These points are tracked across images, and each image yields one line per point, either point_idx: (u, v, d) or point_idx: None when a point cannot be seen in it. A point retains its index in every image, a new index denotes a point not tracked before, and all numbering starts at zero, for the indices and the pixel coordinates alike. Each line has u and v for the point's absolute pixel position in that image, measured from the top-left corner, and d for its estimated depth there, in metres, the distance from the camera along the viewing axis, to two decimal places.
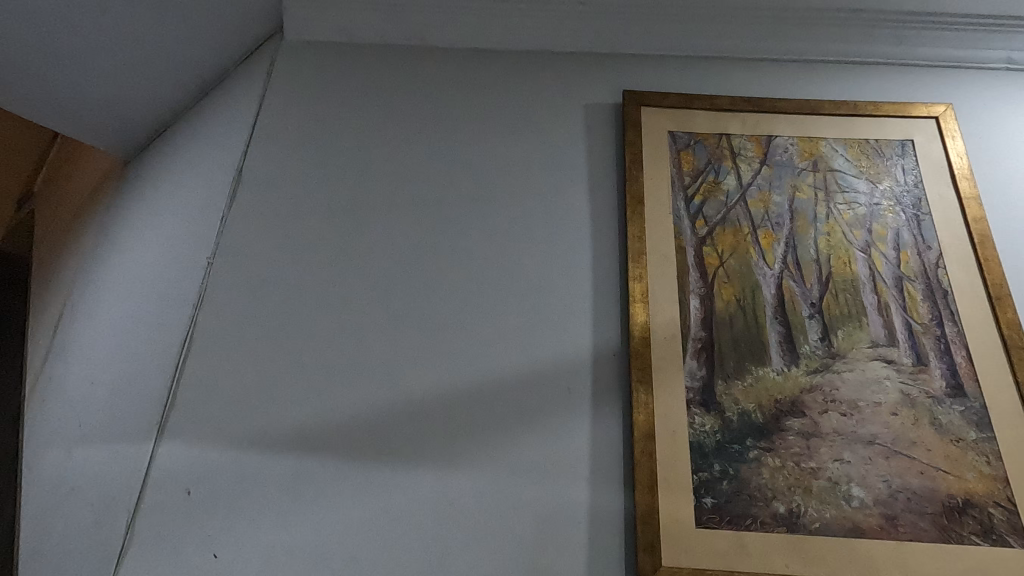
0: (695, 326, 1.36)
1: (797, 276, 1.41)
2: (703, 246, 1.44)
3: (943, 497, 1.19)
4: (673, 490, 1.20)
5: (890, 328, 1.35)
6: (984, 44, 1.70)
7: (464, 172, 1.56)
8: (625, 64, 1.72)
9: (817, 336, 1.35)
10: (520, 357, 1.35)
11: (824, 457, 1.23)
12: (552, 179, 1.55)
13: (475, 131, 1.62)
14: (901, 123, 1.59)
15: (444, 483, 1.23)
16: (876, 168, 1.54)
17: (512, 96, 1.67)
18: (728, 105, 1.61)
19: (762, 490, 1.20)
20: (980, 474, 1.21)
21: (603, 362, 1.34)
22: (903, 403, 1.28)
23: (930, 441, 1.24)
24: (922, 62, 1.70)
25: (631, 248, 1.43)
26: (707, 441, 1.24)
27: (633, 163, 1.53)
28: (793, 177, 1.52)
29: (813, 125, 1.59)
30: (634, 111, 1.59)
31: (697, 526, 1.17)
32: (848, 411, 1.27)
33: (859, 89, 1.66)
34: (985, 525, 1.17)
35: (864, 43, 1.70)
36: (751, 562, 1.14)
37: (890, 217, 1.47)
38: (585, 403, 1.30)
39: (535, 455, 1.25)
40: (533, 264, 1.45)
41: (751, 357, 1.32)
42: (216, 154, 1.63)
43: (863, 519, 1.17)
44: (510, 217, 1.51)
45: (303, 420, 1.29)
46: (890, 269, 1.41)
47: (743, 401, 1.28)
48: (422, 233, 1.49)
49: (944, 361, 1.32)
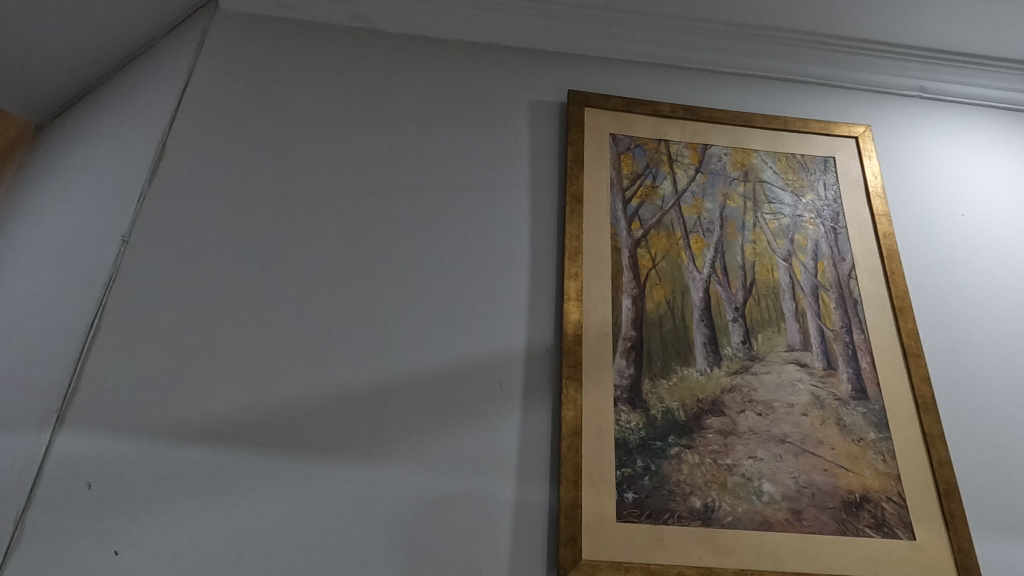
0: (626, 325, 1.39)
1: (723, 281, 1.47)
2: (637, 248, 1.48)
3: (842, 492, 1.28)
4: (597, 485, 1.23)
5: (805, 334, 1.43)
6: (902, 72, 1.81)
7: (405, 162, 1.53)
8: (572, 64, 1.74)
9: (739, 338, 1.41)
10: (453, 351, 1.34)
11: (740, 455, 1.29)
12: (494, 174, 1.55)
13: (419, 121, 1.59)
14: (825, 141, 1.69)
15: (370, 477, 1.20)
16: (801, 181, 1.62)
17: (458, 88, 1.65)
18: (668, 112, 1.65)
19: (681, 486, 1.24)
20: (876, 472, 1.30)
21: (536, 358, 1.35)
22: (813, 404, 1.36)
23: (835, 440, 1.33)
24: (847, 86, 1.81)
25: (568, 246, 1.44)
26: (632, 438, 1.28)
27: (574, 162, 1.54)
28: (724, 185, 1.58)
29: (745, 137, 1.66)
30: (578, 112, 1.61)
31: (618, 521, 1.20)
32: (763, 411, 1.34)
33: (789, 106, 1.75)
34: (879, 518, 1.26)
35: (796, 62, 1.79)
36: (667, 555, 1.18)
37: (811, 229, 1.56)
38: (517, 398, 1.31)
39: (464, 450, 1.25)
40: (471, 259, 1.44)
41: (677, 357, 1.37)
42: (139, 128, 1.53)
43: (772, 513, 1.24)
44: (450, 209, 1.49)
45: (223, 411, 1.23)
46: (808, 278, 1.49)
47: (668, 399, 1.33)
48: (360, 222, 1.45)
49: (850, 365, 1.41)
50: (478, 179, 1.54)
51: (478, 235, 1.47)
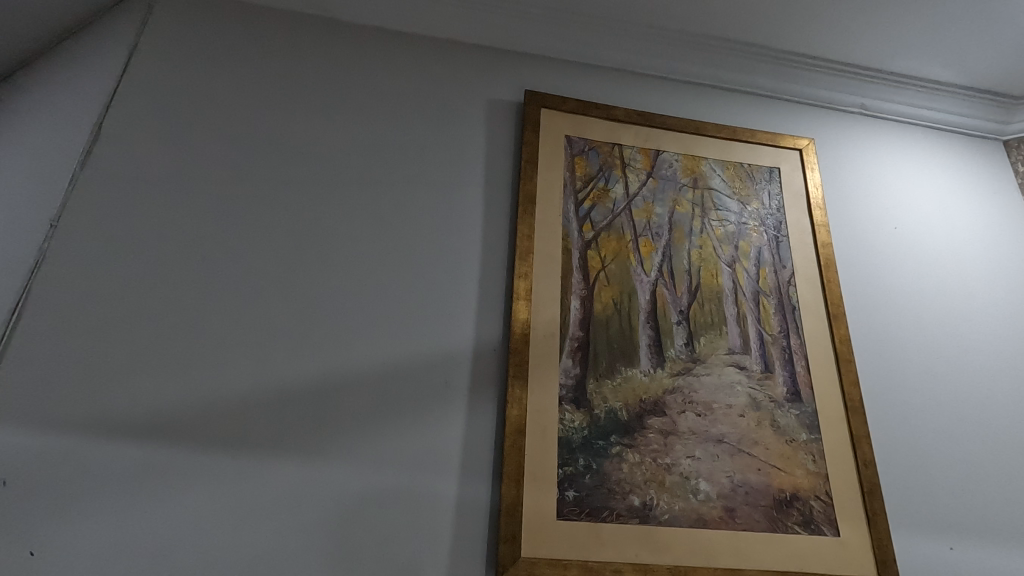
0: (573, 326, 1.41)
1: (669, 284, 1.50)
2: (587, 249, 1.50)
3: (774, 490, 1.32)
4: (539, 484, 1.24)
5: (745, 337, 1.48)
6: (846, 89, 1.89)
7: (358, 155, 1.51)
8: (530, 64, 1.74)
9: (682, 341, 1.45)
10: (399, 347, 1.33)
11: (679, 454, 1.32)
12: (448, 171, 1.54)
13: (373, 114, 1.56)
14: (772, 151, 1.74)
15: (309, 475, 1.18)
16: (747, 190, 1.67)
17: (415, 83, 1.63)
18: (623, 117, 1.68)
19: (621, 484, 1.27)
20: (806, 471, 1.36)
21: (483, 356, 1.35)
22: (750, 406, 1.41)
23: (769, 441, 1.38)
24: (793, 99, 1.87)
25: (519, 245, 1.45)
26: (575, 437, 1.29)
27: (528, 162, 1.55)
28: (674, 191, 1.62)
29: (696, 144, 1.70)
30: (534, 112, 1.62)
31: (558, 519, 1.21)
32: (702, 412, 1.38)
33: (738, 116, 1.80)
34: (807, 516, 1.31)
35: (746, 74, 1.84)
36: (604, 552, 1.20)
37: (754, 237, 1.61)
38: (462, 396, 1.30)
39: (407, 447, 1.24)
40: (422, 255, 1.43)
41: (621, 358, 1.39)
42: (74, 107, 1.46)
43: (707, 511, 1.27)
44: (402, 205, 1.47)
45: (155, 405, 1.18)
46: (750, 284, 1.54)
47: (611, 399, 1.35)
48: (308, 214, 1.42)
49: (786, 369, 1.46)
50: (432, 175, 1.52)
51: (430, 232, 1.46)
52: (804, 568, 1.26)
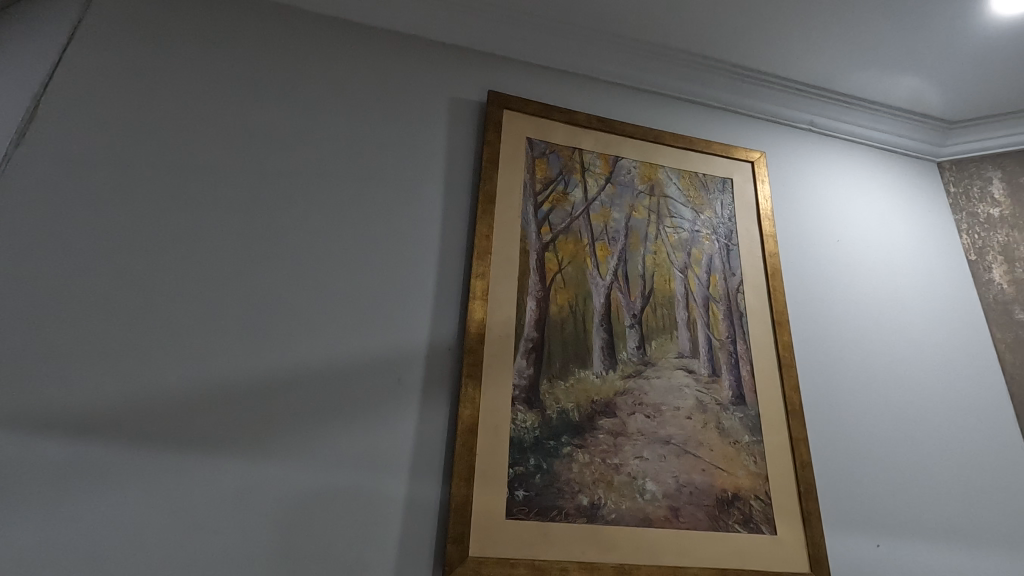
0: (528, 327, 1.42)
1: (624, 288, 1.53)
2: (545, 251, 1.51)
3: (717, 490, 1.37)
4: (489, 483, 1.24)
5: (694, 342, 1.52)
6: (796, 106, 1.97)
7: (316, 148, 1.48)
8: (494, 65, 1.75)
9: (634, 344, 1.48)
10: (352, 344, 1.31)
11: (628, 455, 1.35)
12: (408, 167, 1.53)
13: (331, 107, 1.54)
14: (726, 163, 1.80)
15: (253, 474, 1.15)
16: (701, 199, 1.72)
17: (378, 77, 1.62)
18: (584, 122, 1.70)
19: (570, 484, 1.28)
20: (748, 472, 1.41)
21: (438, 355, 1.35)
22: (696, 408, 1.45)
23: (713, 443, 1.42)
24: (748, 113, 1.94)
25: (477, 245, 1.45)
26: (526, 437, 1.30)
27: (489, 162, 1.55)
28: (631, 197, 1.65)
29: (654, 152, 1.74)
30: (496, 113, 1.63)
31: (507, 518, 1.22)
32: (651, 414, 1.41)
33: (695, 127, 1.86)
34: (747, 515, 1.36)
35: (704, 87, 1.89)
36: (552, 551, 1.21)
37: (706, 244, 1.66)
38: (415, 395, 1.30)
39: (357, 445, 1.22)
40: (379, 252, 1.42)
41: (575, 360, 1.41)
42: (10, 85, 1.38)
43: (652, 510, 1.31)
44: (360, 200, 1.46)
45: (89, 400, 1.13)
46: (701, 290, 1.59)
47: (563, 400, 1.36)
48: (262, 206, 1.38)
49: (732, 373, 1.52)
50: (391, 171, 1.51)
51: (388, 228, 1.45)
52: (743, 565, 1.30)
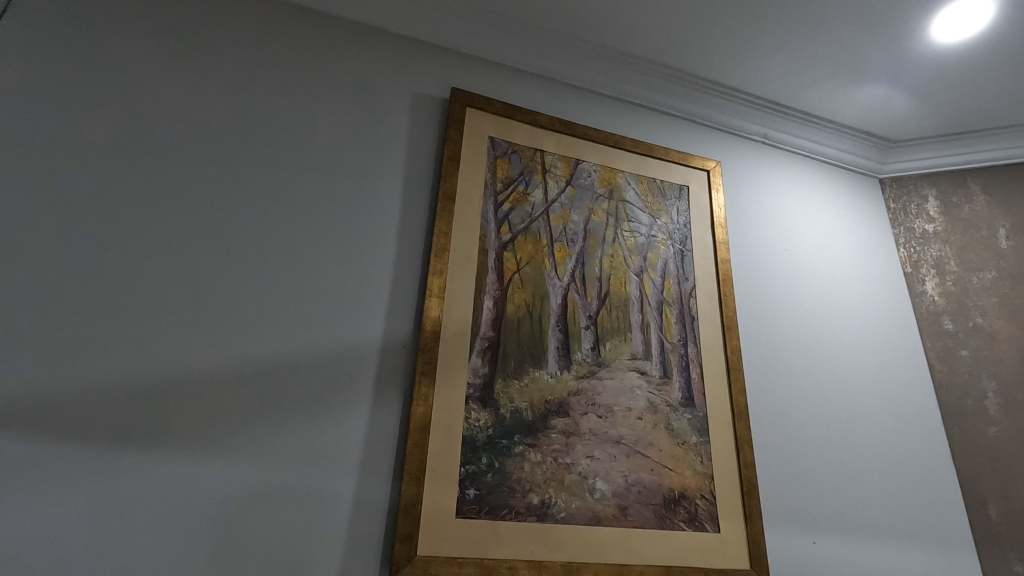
0: (485, 325, 1.42)
1: (580, 290, 1.55)
2: (503, 251, 1.51)
3: (664, 490, 1.40)
4: (440, 482, 1.23)
5: (647, 344, 1.56)
6: (751, 118, 2.03)
7: (271, 138, 1.44)
8: (458, 63, 1.74)
9: (589, 345, 1.50)
10: (303, 340, 1.28)
11: (579, 454, 1.37)
12: (367, 161, 1.50)
13: (289, 97, 1.50)
14: (683, 170, 1.85)
15: (193, 471, 1.11)
16: (658, 205, 1.76)
17: (339, 69, 1.59)
18: (546, 124, 1.71)
19: (521, 483, 1.29)
20: (694, 472, 1.45)
21: (391, 352, 1.33)
22: (647, 409, 1.48)
23: (663, 443, 1.45)
24: (705, 123, 1.99)
25: (435, 243, 1.44)
26: (479, 436, 1.30)
27: (450, 160, 1.54)
28: (591, 201, 1.68)
29: (614, 157, 1.77)
30: (459, 110, 1.62)
31: (457, 517, 1.21)
32: (603, 414, 1.43)
33: (654, 134, 1.90)
34: (692, 513, 1.40)
35: (664, 95, 1.93)
36: (501, 550, 1.21)
37: (662, 249, 1.70)
38: (367, 392, 1.28)
39: (304, 443, 1.20)
40: (334, 246, 1.39)
41: (530, 360, 1.42)
42: None
43: (601, 509, 1.33)
44: (317, 193, 1.42)
45: (16, 392, 1.07)
46: (655, 294, 1.63)
47: (517, 400, 1.37)
48: (212, 195, 1.34)
49: (683, 375, 1.56)
50: (350, 165, 1.48)
51: (344, 222, 1.42)
52: (687, 562, 1.34)
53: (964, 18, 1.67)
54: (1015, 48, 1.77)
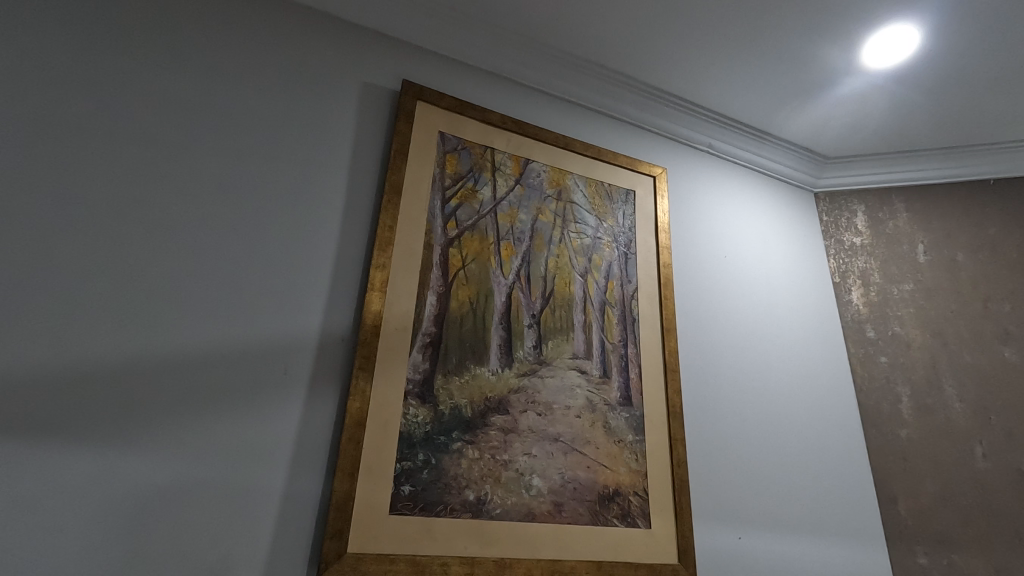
0: (427, 321, 1.41)
1: (525, 289, 1.56)
2: (449, 247, 1.51)
3: (599, 486, 1.43)
4: (374, 478, 1.22)
5: (589, 344, 1.58)
6: (697, 128, 2.10)
7: (210, 120, 1.39)
8: (410, 55, 1.72)
9: (531, 343, 1.51)
10: (235, 331, 1.24)
11: (517, 451, 1.37)
12: (311, 150, 1.47)
13: (230, 80, 1.45)
14: (630, 175, 1.89)
15: (110, 466, 1.07)
16: (605, 208, 1.79)
17: (285, 54, 1.54)
18: (498, 122, 1.72)
19: (458, 479, 1.29)
20: (629, 469, 1.49)
21: (329, 346, 1.31)
22: (586, 407, 1.51)
23: (599, 441, 1.48)
24: (654, 131, 2.04)
25: (379, 236, 1.42)
26: (416, 432, 1.29)
27: (397, 153, 1.53)
28: (539, 200, 1.69)
29: (563, 158, 1.79)
30: (409, 103, 1.60)
31: (390, 513, 1.20)
32: (542, 412, 1.45)
33: (604, 138, 1.93)
34: (625, 510, 1.44)
35: (615, 101, 1.97)
36: (433, 547, 1.21)
37: (607, 251, 1.73)
38: (301, 386, 1.25)
39: (232, 438, 1.16)
40: (272, 236, 1.35)
41: (471, 356, 1.42)
42: None
43: (537, 505, 1.34)
44: (256, 180, 1.38)
45: None
46: (599, 295, 1.66)
47: (457, 396, 1.37)
48: (142, 178, 1.28)
49: (622, 375, 1.59)
50: (292, 152, 1.44)
51: (284, 211, 1.38)
52: (617, 557, 1.37)
53: (892, 45, 1.78)
54: (936, 76, 1.90)
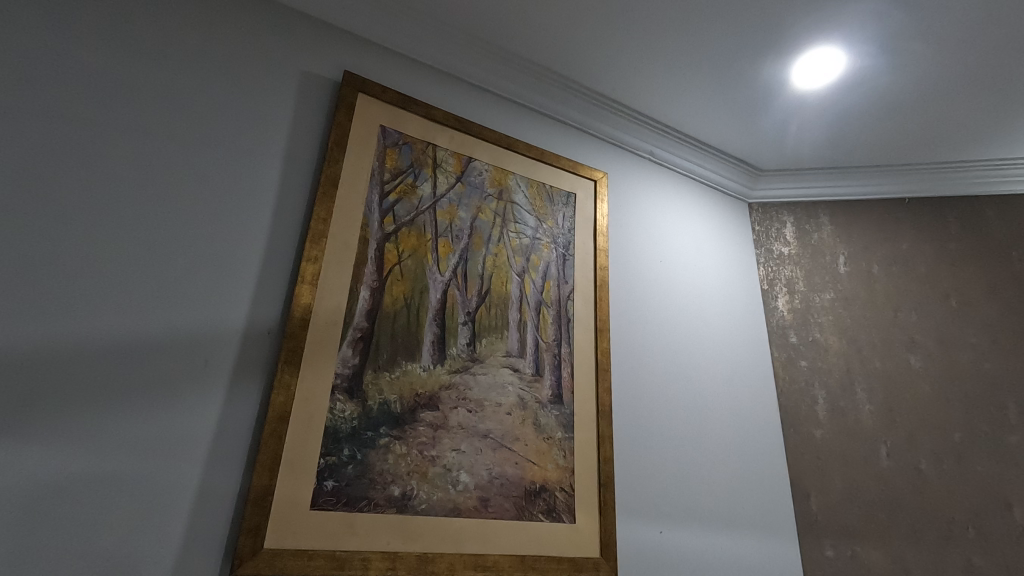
0: (359, 316, 1.40)
1: (461, 286, 1.57)
2: (385, 242, 1.50)
3: (526, 483, 1.46)
4: (296, 472, 1.20)
5: (522, 343, 1.61)
6: (639, 135, 2.16)
7: (136, 101, 1.34)
8: (353, 46, 1.70)
9: (465, 340, 1.52)
10: (154, 321, 1.20)
11: (445, 447, 1.38)
12: (246, 137, 1.43)
13: (160, 60, 1.40)
14: (572, 178, 1.93)
15: (9, 458, 1.02)
16: (545, 209, 1.82)
17: (220, 36, 1.50)
18: (441, 119, 1.72)
19: (383, 475, 1.29)
20: (556, 465, 1.52)
21: (254, 338, 1.28)
22: (517, 404, 1.53)
23: (529, 438, 1.51)
24: (597, 135, 2.09)
25: (312, 228, 1.40)
26: (342, 426, 1.28)
27: (335, 145, 1.51)
28: (479, 199, 1.70)
29: (506, 158, 1.81)
30: (350, 95, 1.58)
31: (311, 509, 1.19)
32: (473, 409, 1.46)
33: (547, 141, 1.97)
34: (551, 505, 1.47)
35: (559, 104, 2.01)
36: (355, 542, 1.21)
37: (545, 252, 1.76)
38: (222, 379, 1.22)
39: (146, 431, 1.12)
40: (199, 223, 1.31)
41: (403, 352, 1.42)
42: None
43: (462, 501, 1.35)
44: (184, 165, 1.34)
45: None
46: (535, 294, 1.69)
47: (387, 392, 1.36)
48: (58, 159, 1.22)
49: (554, 374, 1.63)
50: (225, 138, 1.40)
51: (212, 199, 1.34)
52: (540, 551, 1.41)
53: (820, 66, 1.88)
54: (859, 99, 2.02)
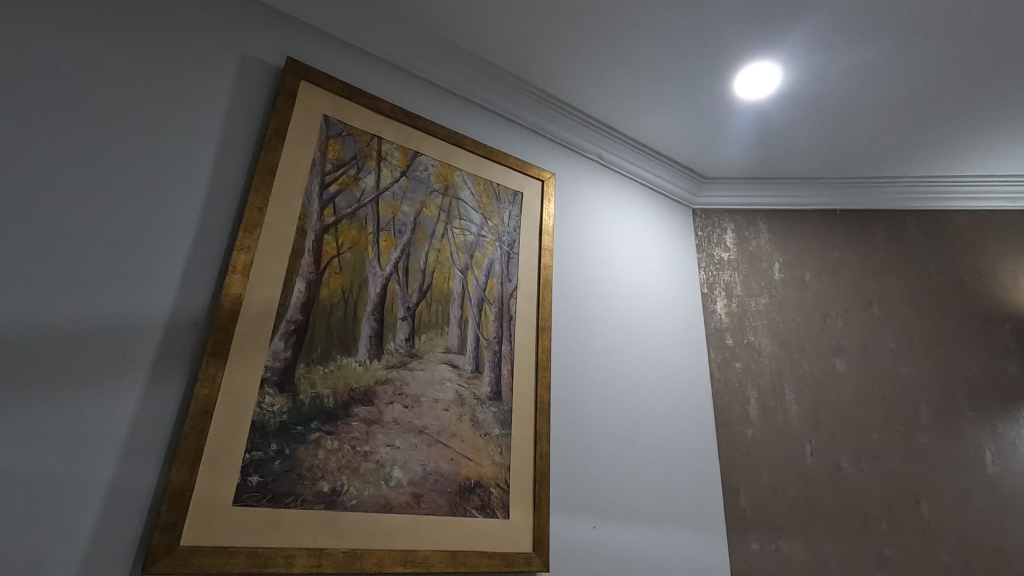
0: (293, 308, 1.37)
1: (402, 281, 1.56)
2: (324, 234, 1.47)
3: (460, 478, 1.46)
4: (218, 467, 1.17)
5: (463, 339, 1.61)
6: (588, 138, 2.19)
7: (58, 77, 1.27)
8: (299, 33, 1.66)
9: (403, 336, 1.51)
10: (71, 308, 1.14)
11: (379, 443, 1.37)
12: (179, 120, 1.38)
13: (88, 35, 1.33)
14: (520, 177, 1.94)
15: None
16: (491, 207, 1.83)
17: (155, 14, 1.44)
18: (388, 111, 1.70)
19: (312, 470, 1.26)
20: (492, 462, 1.53)
21: (178, 328, 1.23)
22: (455, 401, 1.53)
23: (465, 434, 1.51)
24: (545, 136, 2.11)
25: (246, 217, 1.36)
26: (271, 421, 1.25)
27: (274, 133, 1.47)
28: (424, 194, 1.69)
29: (453, 154, 1.81)
30: (293, 83, 1.55)
31: (233, 505, 1.16)
32: (409, 404, 1.45)
33: (496, 139, 1.97)
34: (485, 501, 1.48)
35: (509, 103, 2.02)
36: (279, 538, 1.18)
37: (489, 250, 1.76)
38: (142, 369, 1.17)
39: (56, 422, 1.07)
40: (125, 207, 1.25)
41: (338, 346, 1.40)
42: None
43: (394, 497, 1.35)
44: (110, 146, 1.28)
45: None
46: (477, 291, 1.69)
47: (319, 386, 1.34)
48: None
49: (493, 371, 1.63)
50: (157, 120, 1.35)
51: (140, 182, 1.29)
52: (472, 546, 1.41)
53: (758, 80, 1.96)
54: (794, 113, 2.12)
